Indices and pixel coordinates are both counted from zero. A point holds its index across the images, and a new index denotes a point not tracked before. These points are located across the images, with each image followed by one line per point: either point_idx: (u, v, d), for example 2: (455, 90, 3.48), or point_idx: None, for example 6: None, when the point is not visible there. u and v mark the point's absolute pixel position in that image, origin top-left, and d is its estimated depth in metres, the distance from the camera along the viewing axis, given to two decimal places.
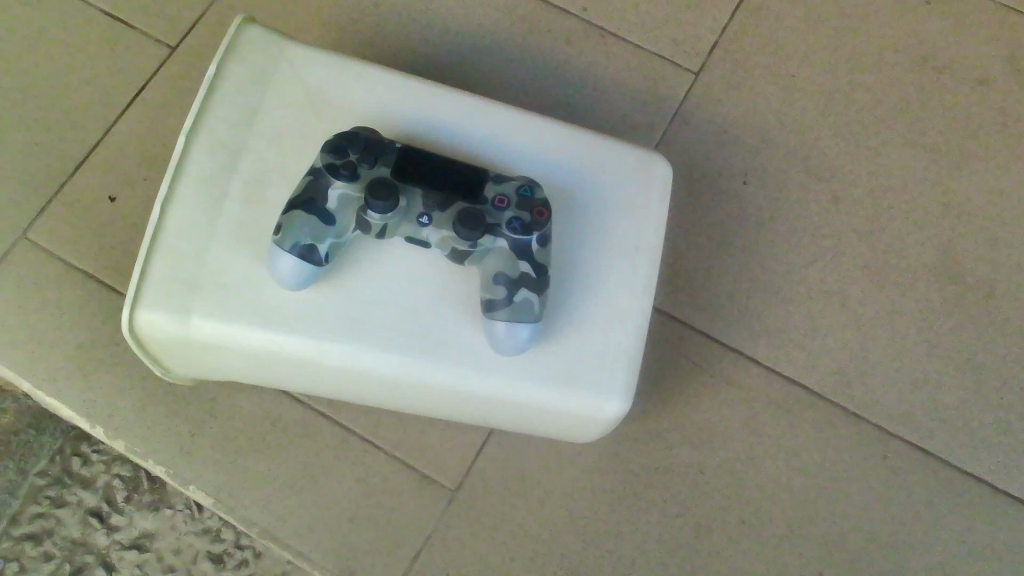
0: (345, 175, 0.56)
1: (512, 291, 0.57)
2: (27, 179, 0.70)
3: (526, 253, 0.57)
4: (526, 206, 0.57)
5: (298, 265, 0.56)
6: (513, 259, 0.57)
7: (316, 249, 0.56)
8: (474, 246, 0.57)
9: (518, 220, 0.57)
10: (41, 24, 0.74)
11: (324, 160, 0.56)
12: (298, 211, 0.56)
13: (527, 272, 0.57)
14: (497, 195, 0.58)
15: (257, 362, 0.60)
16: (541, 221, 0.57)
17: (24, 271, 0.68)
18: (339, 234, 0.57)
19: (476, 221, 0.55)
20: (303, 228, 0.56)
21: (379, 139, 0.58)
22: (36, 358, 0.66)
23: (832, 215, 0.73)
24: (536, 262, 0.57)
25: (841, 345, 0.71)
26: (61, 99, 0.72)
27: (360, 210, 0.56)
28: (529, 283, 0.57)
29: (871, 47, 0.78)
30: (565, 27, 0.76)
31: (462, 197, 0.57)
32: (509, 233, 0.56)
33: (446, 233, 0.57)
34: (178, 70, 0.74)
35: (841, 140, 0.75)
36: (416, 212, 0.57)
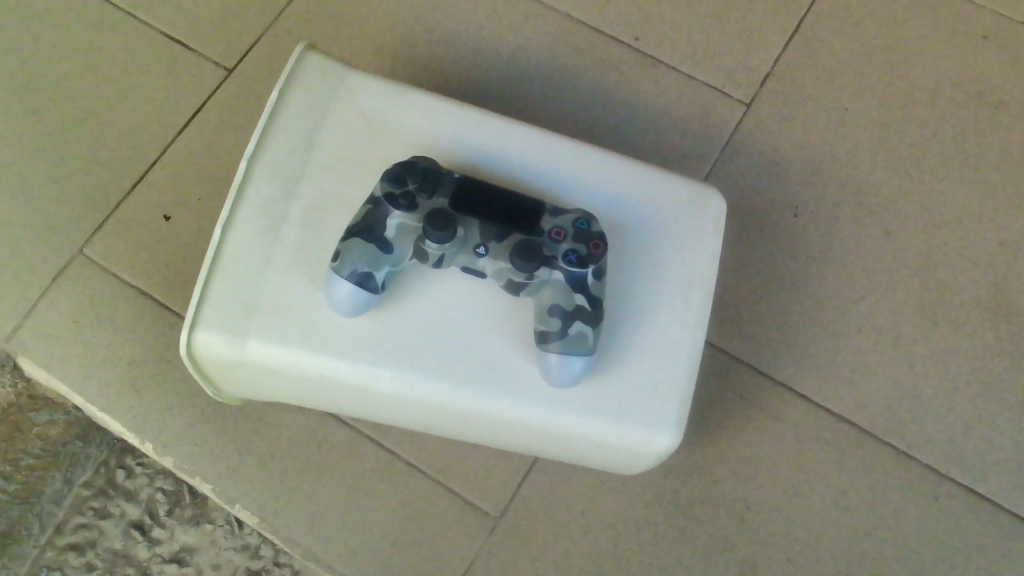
0: (404, 205, 0.52)
1: (568, 325, 0.52)
2: (96, 199, 0.76)
3: (583, 286, 0.53)
4: (582, 238, 0.53)
5: (356, 291, 0.52)
6: (569, 293, 0.52)
7: (373, 276, 0.52)
8: (529, 278, 0.52)
9: (574, 253, 0.52)
10: (121, 63, 0.80)
11: (384, 189, 0.52)
12: (355, 239, 0.52)
13: (583, 306, 0.53)
14: (554, 227, 0.53)
15: (308, 387, 0.57)
16: (599, 254, 0.53)
17: (92, 293, 0.73)
18: (397, 262, 0.53)
19: (533, 252, 0.51)
20: (357, 256, 0.52)
21: (437, 168, 0.54)
22: (94, 374, 0.71)
23: (884, 249, 0.75)
24: (593, 295, 0.53)
25: (888, 377, 0.72)
26: (134, 123, 0.78)
27: (418, 240, 0.52)
28: (587, 317, 0.53)
29: (925, 79, 0.80)
30: (620, 62, 0.79)
31: (518, 227, 0.53)
32: (564, 265, 0.52)
33: (503, 265, 0.52)
34: (240, 95, 0.79)
35: (893, 171, 0.77)
36: (474, 243, 0.53)
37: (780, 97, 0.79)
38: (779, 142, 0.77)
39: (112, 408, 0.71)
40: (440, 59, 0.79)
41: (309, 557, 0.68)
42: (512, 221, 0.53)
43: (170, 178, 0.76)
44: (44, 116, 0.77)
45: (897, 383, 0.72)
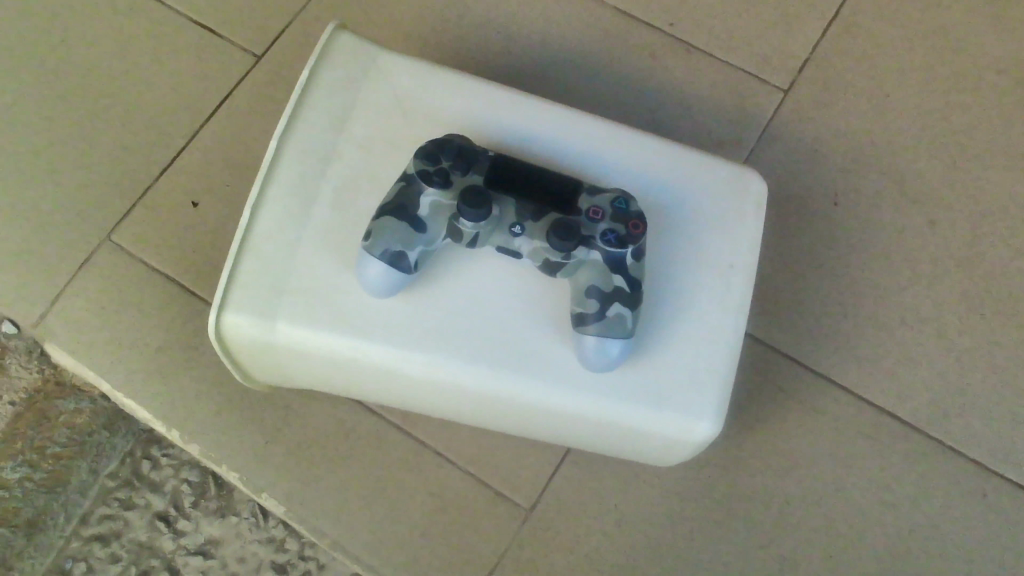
0: (438, 183, 0.51)
1: (605, 307, 0.51)
2: (124, 185, 0.75)
3: (621, 267, 0.51)
4: (621, 218, 0.51)
5: (388, 271, 0.51)
6: (607, 274, 0.51)
7: (405, 256, 0.51)
8: (565, 258, 0.51)
9: (612, 233, 0.51)
10: (150, 49, 0.79)
11: (417, 167, 0.51)
12: (387, 217, 0.51)
13: (621, 288, 0.51)
14: (591, 206, 0.52)
15: (338, 371, 0.56)
16: (638, 234, 0.51)
17: (119, 279, 0.73)
18: (430, 242, 0.51)
19: (571, 231, 0.50)
20: (388, 235, 0.51)
21: (473, 146, 0.53)
22: (121, 361, 0.71)
23: (927, 238, 0.73)
24: (631, 277, 0.52)
25: (933, 370, 0.70)
26: (162, 109, 0.77)
27: (452, 218, 0.51)
28: (624, 299, 0.51)
29: (969, 67, 0.77)
30: (654, 48, 0.77)
31: (555, 206, 0.51)
32: (602, 245, 0.51)
33: (539, 244, 0.51)
34: (269, 81, 0.78)
35: (936, 159, 0.75)
36: (509, 222, 0.51)
37: (819, 84, 0.77)
38: (818, 130, 0.75)
39: (137, 394, 0.70)
40: (471, 45, 0.78)
41: (336, 548, 0.67)
42: (548, 199, 0.52)
43: (199, 164, 0.76)
44: (73, 101, 0.77)
45: (941, 377, 0.69)
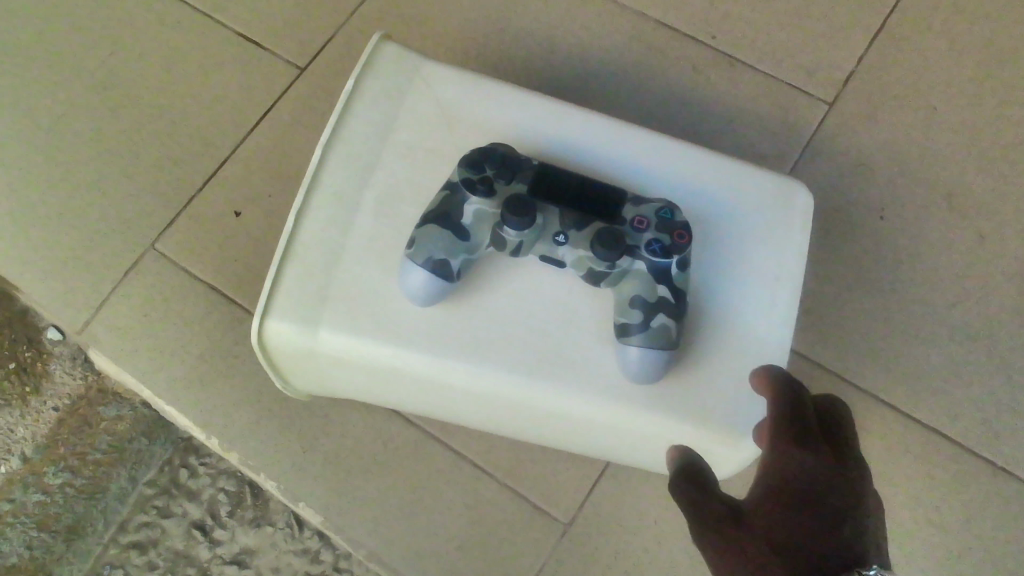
0: (482, 191, 0.51)
1: (650, 317, 0.50)
2: (168, 195, 0.76)
3: (666, 277, 0.51)
4: (666, 228, 0.51)
5: (431, 279, 0.51)
6: (652, 284, 0.50)
7: (448, 264, 0.50)
8: (610, 267, 0.50)
9: (657, 242, 0.50)
10: (196, 60, 0.80)
11: (461, 175, 0.51)
12: (430, 225, 0.51)
13: (666, 298, 0.51)
14: (636, 215, 0.51)
15: (379, 380, 0.55)
16: (683, 244, 0.51)
17: (162, 287, 0.73)
18: (473, 250, 0.51)
19: (616, 240, 0.49)
20: (432, 243, 0.51)
21: (517, 155, 0.53)
22: (162, 368, 0.71)
23: (977, 253, 0.71)
24: (675, 287, 0.51)
25: (983, 389, 0.68)
26: (207, 120, 0.78)
27: (496, 227, 0.50)
28: (669, 310, 0.51)
29: (1019, 80, 0.76)
30: (697, 60, 0.77)
31: (599, 216, 0.51)
32: (647, 255, 0.50)
33: (583, 254, 0.50)
34: (312, 93, 0.79)
35: (986, 173, 0.73)
36: (553, 231, 0.51)
37: (865, 96, 0.76)
38: (864, 142, 0.74)
39: (179, 402, 0.71)
40: (512, 58, 0.78)
41: (373, 559, 0.67)
42: (592, 208, 0.51)
43: (241, 174, 0.76)
44: (120, 112, 0.78)
45: (991, 394, 0.68)
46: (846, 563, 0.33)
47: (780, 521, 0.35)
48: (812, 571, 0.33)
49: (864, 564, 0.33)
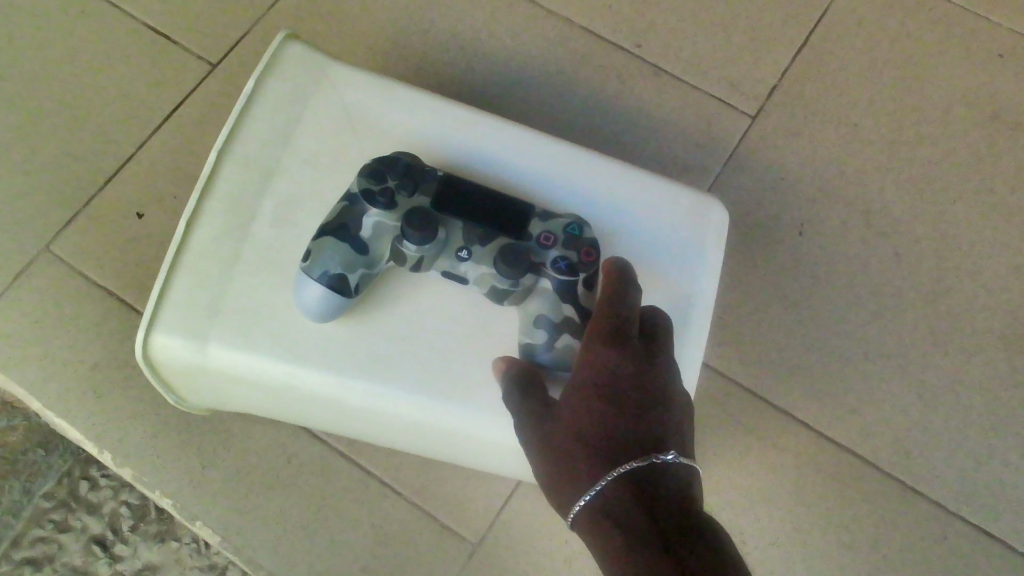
0: (382, 203, 0.48)
1: (555, 337, 0.48)
2: (66, 194, 0.72)
3: (572, 296, 0.49)
4: (573, 245, 0.49)
5: (328, 295, 0.48)
6: (557, 303, 0.49)
7: (346, 279, 0.48)
8: (514, 285, 0.49)
9: (564, 260, 0.49)
10: (100, 52, 0.76)
11: (361, 186, 0.49)
12: (327, 239, 0.48)
13: (572, 318, 0.49)
14: (543, 231, 0.50)
15: (274, 398, 0.53)
16: (590, 262, 0.49)
17: (56, 291, 0.70)
18: (372, 265, 0.49)
19: (519, 258, 0.48)
20: (328, 257, 0.48)
21: (420, 166, 0.50)
22: (54, 377, 0.67)
23: (893, 271, 0.71)
24: (583, 307, 0.49)
25: (896, 408, 0.68)
26: (110, 115, 0.74)
27: (396, 241, 0.48)
28: (575, 330, 0.48)
29: (939, 98, 0.76)
30: (621, 69, 0.76)
31: (505, 231, 0.49)
32: (553, 273, 0.49)
33: (487, 270, 0.49)
34: (222, 91, 0.75)
35: (904, 190, 0.73)
36: (456, 246, 0.49)
37: (788, 110, 0.75)
38: (785, 157, 0.74)
39: (70, 413, 0.67)
40: (433, 60, 0.76)
41: None
42: (497, 223, 0.50)
43: (145, 174, 0.73)
44: (16, 104, 0.74)
45: (905, 414, 0.68)
46: (644, 450, 0.38)
47: (586, 415, 0.40)
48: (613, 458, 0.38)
49: (660, 448, 0.38)
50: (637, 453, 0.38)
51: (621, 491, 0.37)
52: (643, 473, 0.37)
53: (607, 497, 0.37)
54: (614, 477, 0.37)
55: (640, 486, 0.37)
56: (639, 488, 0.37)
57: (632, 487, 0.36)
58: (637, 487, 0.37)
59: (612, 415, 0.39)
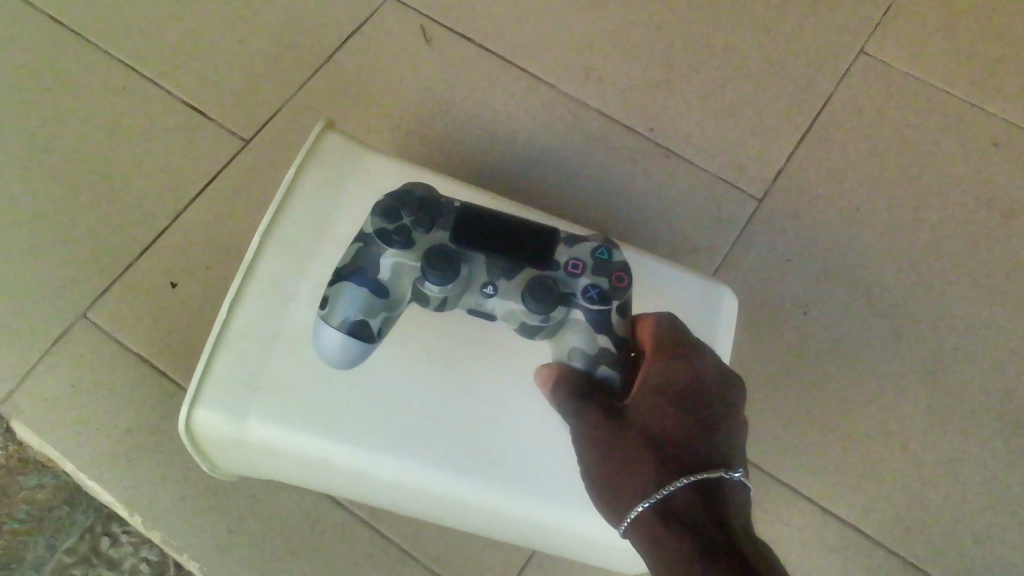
0: (398, 243, 0.49)
1: (593, 368, 0.49)
2: (104, 263, 0.75)
3: (606, 326, 0.50)
4: (604, 272, 0.51)
5: (347, 341, 0.50)
6: (591, 334, 0.50)
7: (368, 324, 0.50)
8: (545, 319, 0.50)
9: (595, 289, 0.50)
10: (139, 127, 0.80)
11: (376, 225, 0.50)
12: (346, 284, 0.50)
13: (607, 349, 0.50)
14: (571, 260, 0.50)
15: (306, 470, 0.56)
16: (621, 288, 0.50)
17: (92, 357, 0.73)
18: (393, 307, 0.50)
19: (549, 297, 0.48)
20: (348, 303, 0.50)
21: (436, 199, 0.51)
22: (88, 441, 0.70)
23: (894, 352, 0.74)
24: (617, 336, 0.50)
25: (897, 484, 0.70)
26: (147, 188, 0.78)
27: (418, 282, 0.49)
28: (612, 361, 0.49)
29: (936, 184, 0.80)
30: (634, 151, 0.80)
31: (531, 262, 0.50)
32: (585, 304, 0.50)
33: (515, 304, 0.50)
34: (255, 165, 0.79)
35: (904, 273, 0.77)
36: (481, 282, 0.50)
37: (792, 192, 0.79)
38: (790, 238, 0.77)
39: (103, 476, 0.69)
40: (456, 140, 0.80)
41: None
42: (520, 255, 0.49)
43: (179, 245, 0.76)
44: (58, 176, 0.78)
45: (905, 490, 0.70)
46: (713, 463, 0.41)
47: (659, 415, 0.42)
48: (681, 460, 0.41)
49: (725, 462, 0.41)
50: (708, 464, 0.41)
51: (690, 496, 0.39)
52: (712, 484, 0.40)
53: (676, 499, 0.39)
54: (685, 480, 0.40)
55: (709, 496, 0.40)
56: (705, 498, 0.40)
57: (700, 496, 0.39)
58: (703, 497, 0.40)
59: (683, 420, 0.42)
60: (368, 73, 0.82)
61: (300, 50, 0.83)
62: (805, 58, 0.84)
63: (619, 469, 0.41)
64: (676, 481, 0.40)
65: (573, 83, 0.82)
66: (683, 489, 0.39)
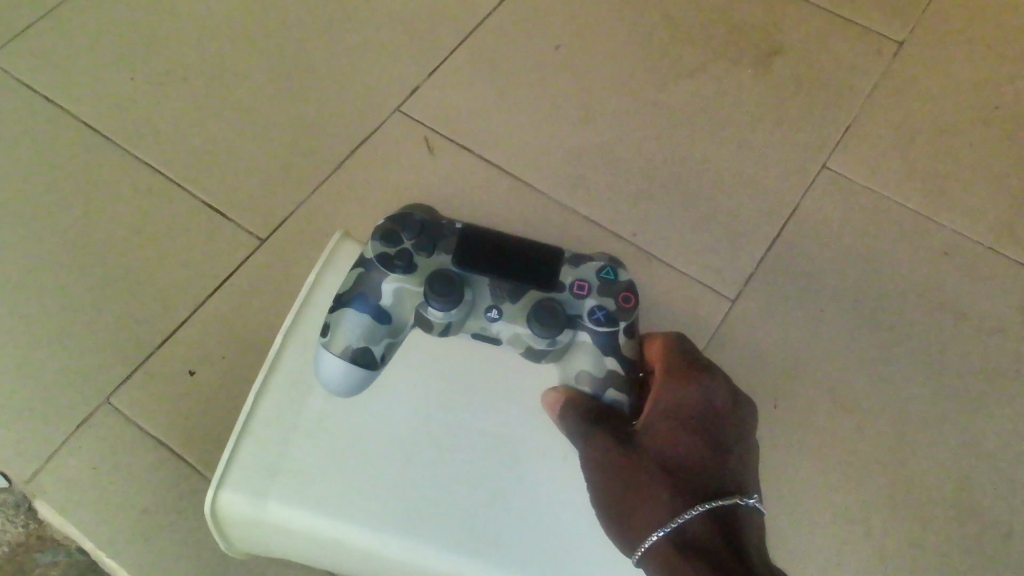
0: (400, 268, 0.62)
1: (602, 392, 0.62)
2: (126, 352, 0.81)
3: (611, 349, 0.63)
4: (608, 294, 0.64)
5: (349, 366, 0.61)
6: (598, 356, 0.63)
7: (370, 350, 0.62)
8: (553, 343, 0.63)
9: (600, 310, 0.63)
10: (164, 227, 0.87)
11: (378, 253, 0.62)
12: (347, 310, 0.62)
13: (615, 370, 0.62)
14: (577, 283, 0.63)
15: (318, 550, 0.61)
16: (625, 308, 0.63)
17: (111, 440, 0.77)
18: (394, 333, 0.62)
19: (549, 318, 0.61)
20: (350, 330, 0.61)
21: (436, 226, 0.64)
22: (106, 521, 0.75)
23: (857, 444, 0.80)
24: (621, 356, 0.63)
25: (862, 568, 0.76)
26: (169, 283, 0.84)
27: (419, 305, 0.62)
28: (619, 382, 0.62)
29: (894, 288, 0.87)
30: (618, 255, 0.87)
31: (535, 285, 0.62)
32: (591, 324, 0.63)
33: (519, 326, 0.62)
34: (269, 262, 0.86)
35: (866, 370, 0.83)
36: (485, 306, 0.62)
37: (764, 294, 0.86)
38: (762, 336, 0.84)
39: (119, 555, 0.74)
40: None
41: None
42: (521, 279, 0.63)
43: (197, 336, 0.82)
44: (89, 272, 0.84)
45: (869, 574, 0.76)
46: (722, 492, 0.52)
47: (677, 450, 0.53)
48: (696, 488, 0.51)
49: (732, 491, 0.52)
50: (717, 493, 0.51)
51: (704, 519, 0.50)
52: (722, 510, 0.50)
53: (692, 521, 0.50)
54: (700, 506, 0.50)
55: (719, 519, 0.50)
56: (717, 521, 0.50)
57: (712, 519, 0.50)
58: (714, 521, 0.50)
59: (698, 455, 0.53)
60: (374, 179, 0.90)
61: (314, 156, 0.91)
62: (772, 170, 0.93)
63: (645, 493, 0.52)
64: (691, 511, 0.50)
65: (562, 190, 0.90)
66: (697, 515, 0.49)
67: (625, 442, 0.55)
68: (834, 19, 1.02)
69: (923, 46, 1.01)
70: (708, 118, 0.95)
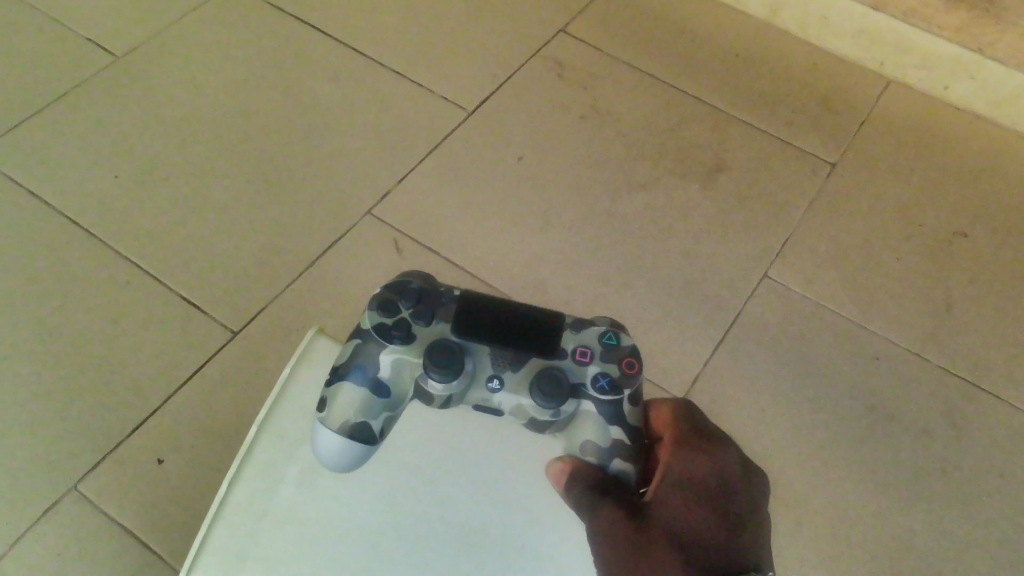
0: (398, 338, 0.54)
1: (608, 462, 0.54)
2: (96, 440, 0.83)
3: (617, 417, 0.55)
4: (612, 359, 0.56)
5: (347, 444, 0.53)
6: (604, 426, 0.55)
7: (370, 425, 0.54)
8: (556, 414, 0.54)
9: (604, 377, 0.55)
10: (138, 319, 0.91)
11: (375, 322, 0.55)
12: (346, 383, 0.54)
13: (621, 440, 0.54)
14: (579, 348, 0.56)
15: None
16: (629, 374, 0.55)
17: (77, 527, 0.79)
18: (394, 406, 0.55)
19: (557, 391, 0.53)
20: (349, 404, 0.54)
21: (432, 290, 0.56)
22: None
23: (798, 539, 0.84)
24: (628, 425, 0.55)
25: None
26: (141, 374, 0.87)
27: (420, 378, 0.54)
28: (626, 453, 0.54)
29: (829, 392, 0.93)
30: None
31: (536, 352, 0.55)
32: (595, 393, 0.55)
33: (522, 398, 0.54)
34: (237, 355, 0.89)
35: (804, 469, 0.88)
36: (486, 375, 0.54)
37: (710, 394, 0.91)
38: None
39: None
40: None
41: None
42: (526, 344, 0.55)
43: (166, 427, 0.85)
44: (62, 361, 0.87)
45: None
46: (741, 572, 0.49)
47: (694, 527, 0.51)
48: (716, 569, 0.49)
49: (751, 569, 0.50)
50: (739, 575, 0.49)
51: None
52: None
53: None
54: None
55: None
56: None
57: None
58: None
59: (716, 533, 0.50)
60: (344, 277, 0.95)
61: (287, 255, 0.96)
62: (718, 278, 0.99)
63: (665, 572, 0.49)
64: None
65: (521, 292, 0.96)
66: None
67: (635, 516, 0.51)
68: (772, 143, 1.11)
69: (854, 171, 1.10)
70: (657, 228, 1.02)
